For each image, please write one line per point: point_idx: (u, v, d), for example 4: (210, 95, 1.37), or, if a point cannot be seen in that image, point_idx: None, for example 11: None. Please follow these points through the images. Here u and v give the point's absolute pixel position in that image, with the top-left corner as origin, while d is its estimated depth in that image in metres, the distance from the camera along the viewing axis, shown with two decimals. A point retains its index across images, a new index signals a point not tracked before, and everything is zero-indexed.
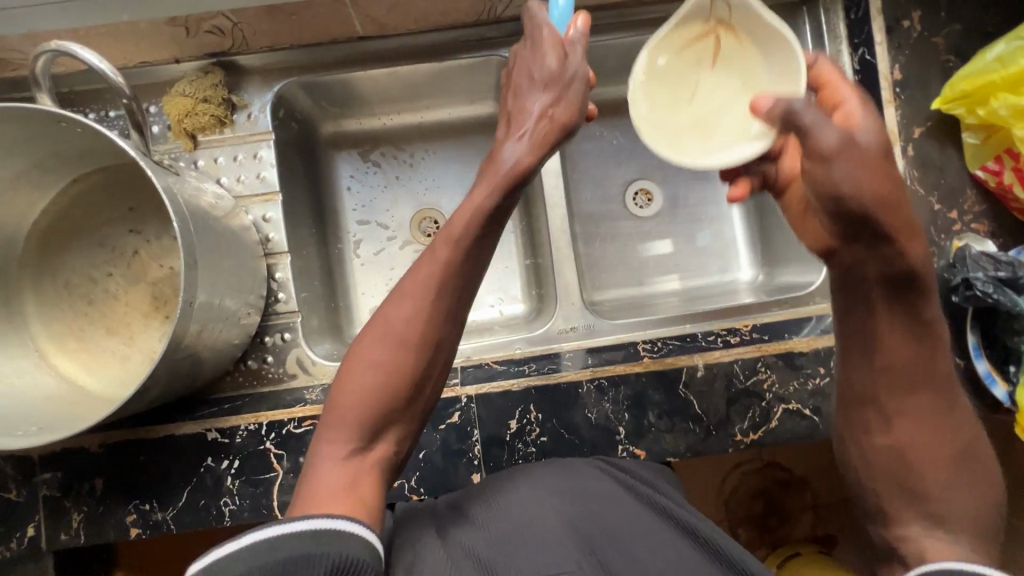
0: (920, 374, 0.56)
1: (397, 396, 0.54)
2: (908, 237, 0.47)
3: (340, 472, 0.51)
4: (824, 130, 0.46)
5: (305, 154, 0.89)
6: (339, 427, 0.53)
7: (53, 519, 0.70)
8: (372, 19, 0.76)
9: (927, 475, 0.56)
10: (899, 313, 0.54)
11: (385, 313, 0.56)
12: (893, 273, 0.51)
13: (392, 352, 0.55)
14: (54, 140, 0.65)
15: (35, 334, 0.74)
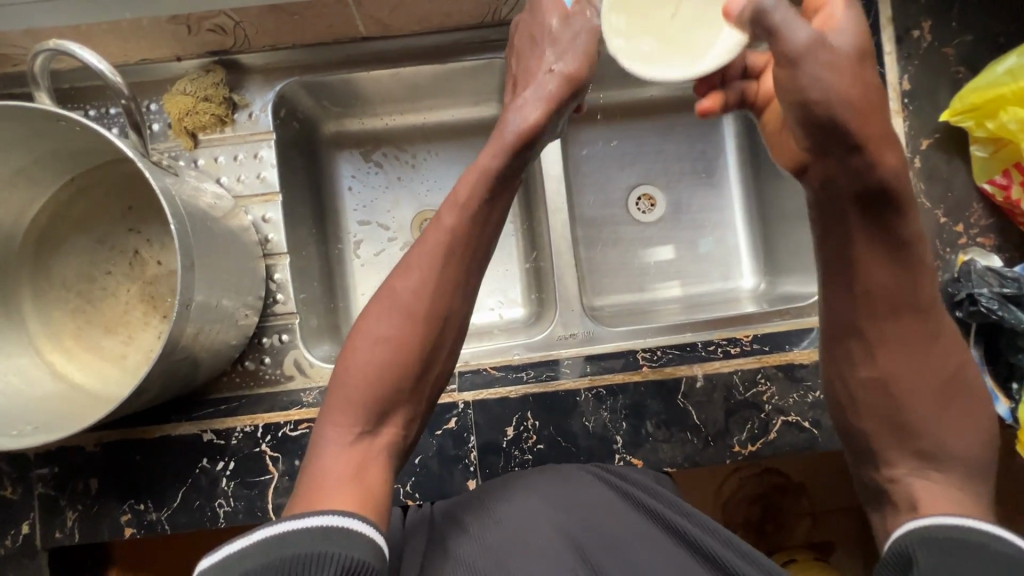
0: (902, 296, 0.57)
1: (404, 373, 0.59)
2: (879, 145, 0.50)
3: (349, 456, 0.55)
4: (798, 28, 0.48)
5: (306, 154, 0.88)
6: (346, 409, 0.57)
7: (48, 517, 0.70)
8: (376, 20, 0.75)
9: (911, 402, 0.59)
10: (877, 240, 0.56)
11: (391, 286, 0.61)
12: (865, 191, 0.53)
13: (394, 324, 0.60)
14: (53, 138, 0.64)
15: (33, 331, 0.74)
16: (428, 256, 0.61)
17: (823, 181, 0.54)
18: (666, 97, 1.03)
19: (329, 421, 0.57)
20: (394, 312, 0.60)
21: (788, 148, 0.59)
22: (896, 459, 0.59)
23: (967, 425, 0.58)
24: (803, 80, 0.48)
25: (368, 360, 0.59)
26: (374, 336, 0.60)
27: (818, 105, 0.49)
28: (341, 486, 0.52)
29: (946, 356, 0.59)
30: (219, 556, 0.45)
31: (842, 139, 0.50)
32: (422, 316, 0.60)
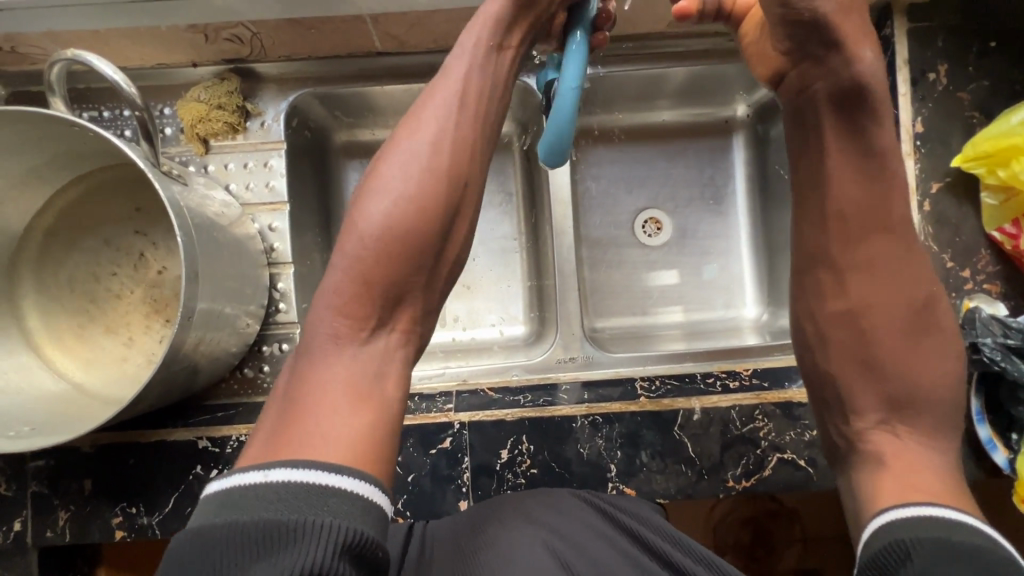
0: (873, 213, 0.63)
1: (420, 243, 0.58)
2: (856, 41, 0.57)
3: (357, 359, 0.55)
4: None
5: (316, 162, 0.89)
6: (355, 301, 0.56)
7: (40, 516, 0.70)
8: (392, 36, 0.76)
9: (875, 332, 0.65)
10: (850, 154, 0.62)
11: (406, 146, 0.60)
12: (839, 94, 0.60)
13: (399, 198, 0.58)
14: (67, 140, 0.65)
15: (36, 330, 0.74)
16: (439, 125, 0.61)
17: (801, 86, 0.62)
18: (677, 123, 1.03)
19: (333, 311, 0.56)
20: (403, 183, 0.59)
21: (765, 59, 0.65)
22: (865, 412, 0.64)
23: (933, 357, 0.64)
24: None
25: (378, 235, 0.57)
26: (381, 213, 0.58)
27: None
28: (353, 402, 0.52)
29: (915, 285, 0.65)
30: (249, 486, 0.44)
31: (821, 37, 0.57)
32: (432, 197, 0.58)
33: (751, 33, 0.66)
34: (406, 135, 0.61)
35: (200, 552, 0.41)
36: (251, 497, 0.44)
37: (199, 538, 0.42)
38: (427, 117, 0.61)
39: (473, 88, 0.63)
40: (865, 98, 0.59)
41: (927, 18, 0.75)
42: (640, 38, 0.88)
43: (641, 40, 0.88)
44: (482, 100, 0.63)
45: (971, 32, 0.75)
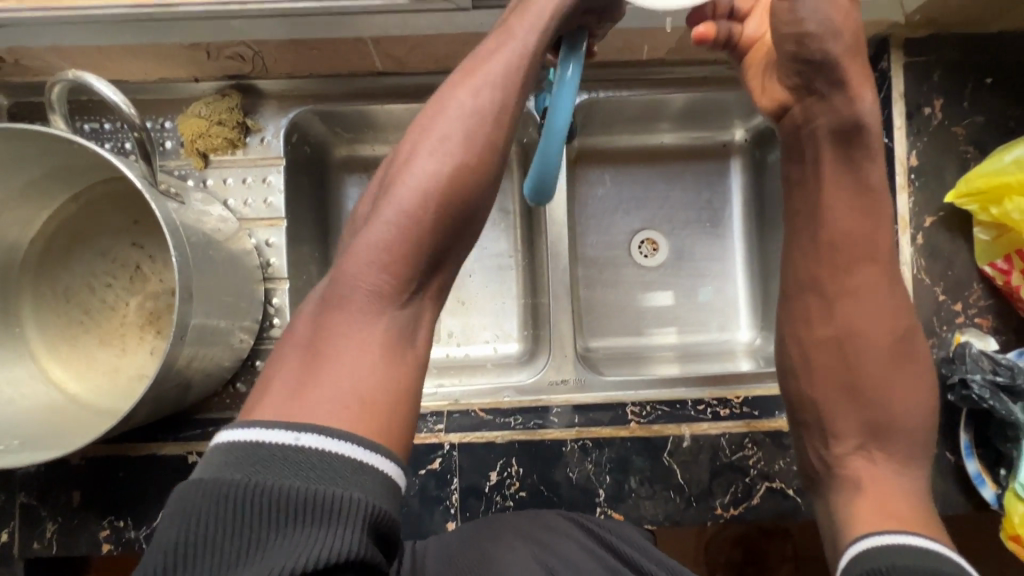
0: (862, 245, 0.63)
1: (467, 209, 0.52)
2: (859, 86, 0.57)
3: (390, 321, 0.50)
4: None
5: (315, 178, 0.89)
6: (399, 258, 0.50)
7: (28, 527, 0.70)
8: (393, 57, 0.76)
9: (860, 357, 0.66)
10: (844, 189, 0.62)
11: (460, 103, 0.54)
12: (840, 129, 0.59)
13: (449, 158, 0.52)
14: (66, 154, 0.65)
15: (31, 340, 0.75)
16: (498, 88, 0.55)
17: (804, 120, 0.60)
18: (676, 145, 1.03)
19: (372, 264, 0.50)
20: (456, 145, 0.53)
21: (770, 90, 0.63)
22: (845, 438, 0.65)
23: (908, 383, 0.65)
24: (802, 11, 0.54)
25: (422, 193, 0.51)
26: (428, 169, 0.52)
27: (813, 38, 0.54)
28: (386, 370, 0.48)
29: (898, 313, 0.65)
30: (274, 448, 0.40)
31: (829, 74, 0.56)
32: (485, 166, 0.53)
33: (755, 67, 0.64)
34: (457, 90, 0.55)
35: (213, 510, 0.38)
36: (274, 461, 0.40)
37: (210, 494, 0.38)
38: (486, 76, 0.55)
39: (535, 61, 0.57)
40: (863, 136, 0.59)
41: (923, 53, 0.76)
42: (639, 64, 0.89)
43: (642, 66, 0.89)
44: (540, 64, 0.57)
45: (967, 68, 0.76)
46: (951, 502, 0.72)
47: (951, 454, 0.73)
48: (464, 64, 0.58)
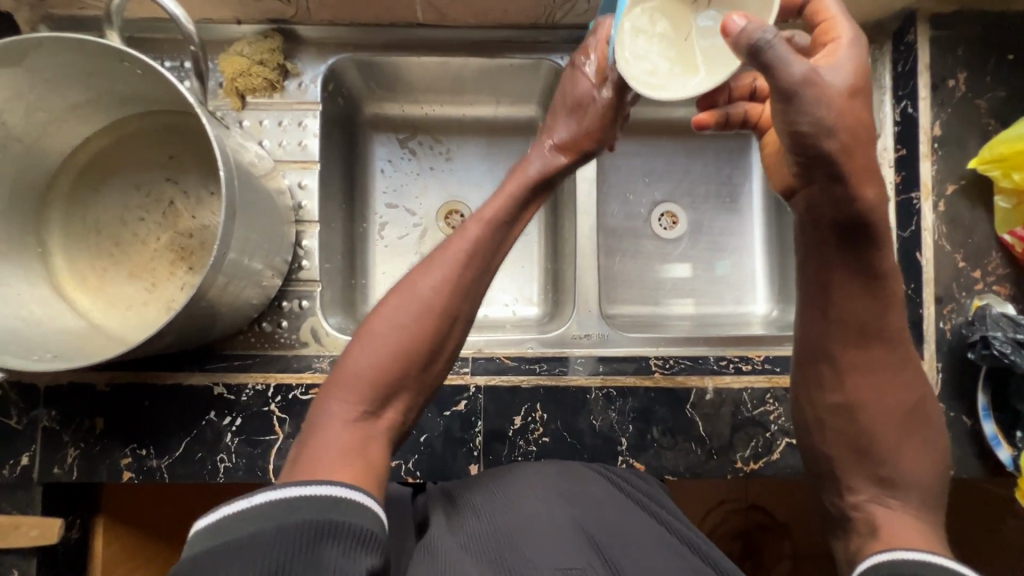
0: (871, 327, 0.61)
1: (417, 361, 0.56)
2: (861, 181, 0.52)
3: (348, 439, 0.51)
4: (791, 66, 0.46)
5: (345, 130, 0.91)
6: (355, 386, 0.53)
7: (49, 451, 0.70)
8: (435, 8, 0.79)
9: (873, 426, 0.63)
10: (852, 274, 0.59)
11: (414, 279, 0.58)
12: (843, 222, 0.56)
13: (402, 327, 0.56)
14: (116, 79, 0.66)
15: (59, 268, 0.74)
16: (452, 260, 0.59)
17: (808, 207, 0.58)
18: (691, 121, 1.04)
19: (331, 402, 0.53)
20: (408, 307, 0.57)
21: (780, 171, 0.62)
22: (858, 486, 0.62)
23: (921, 453, 0.62)
24: (798, 113, 0.47)
25: (378, 350, 0.55)
26: (381, 334, 0.56)
27: (809, 136, 0.49)
28: (339, 467, 0.48)
29: (906, 386, 0.63)
30: (229, 514, 0.41)
31: (828, 170, 0.51)
32: (435, 331, 0.57)
33: (769, 145, 0.66)
34: (416, 273, 0.59)
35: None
36: (238, 525, 0.40)
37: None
38: (445, 251, 0.60)
39: (487, 240, 0.62)
40: (867, 232, 0.56)
41: (950, 27, 0.78)
42: None
43: None
44: (493, 251, 0.62)
45: (992, 43, 0.78)
46: (966, 464, 0.74)
47: (968, 417, 0.75)
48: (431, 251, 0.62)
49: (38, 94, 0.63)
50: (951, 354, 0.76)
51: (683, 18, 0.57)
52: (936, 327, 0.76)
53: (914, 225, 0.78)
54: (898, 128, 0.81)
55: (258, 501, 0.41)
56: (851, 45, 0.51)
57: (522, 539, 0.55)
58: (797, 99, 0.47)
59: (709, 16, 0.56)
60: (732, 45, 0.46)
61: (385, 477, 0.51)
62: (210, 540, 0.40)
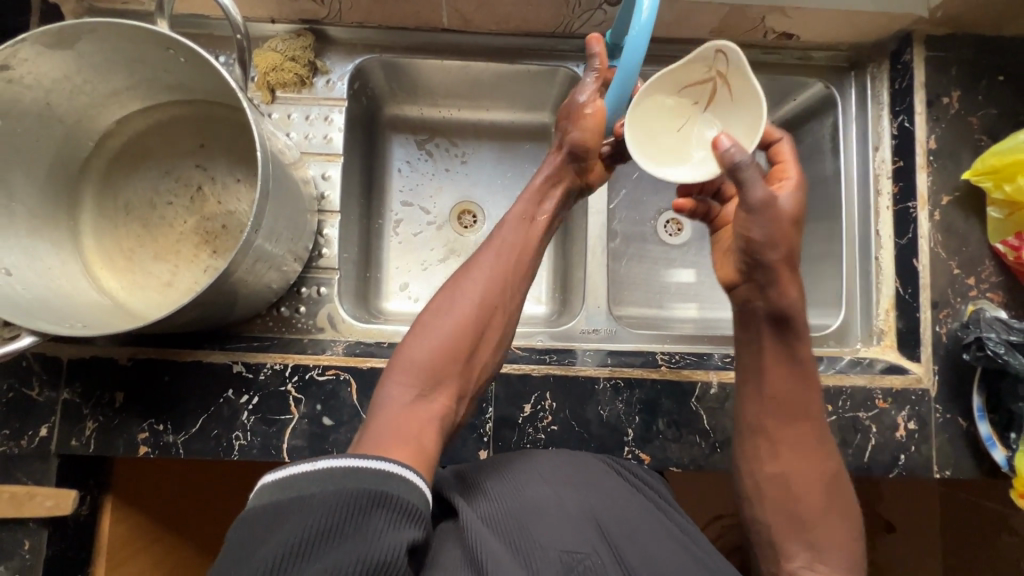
0: (798, 404, 0.65)
1: (463, 349, 0.59)
2: (787, 284, 0.63)
3: (404, 419, 0.52)
4: (755, 187, 0.58)
5: (367, 129, 0.95)
6: (410, 371, 0.56)
7: (68, 423, 0.71)
8: (460, 14, 0.84)
9: (805, 499, 0.63)
10: (783, 354, 0.65)
11: (459, 278, 0.64)
12: (776, 314, 0.64)
13: (451, 317, 0.60)
14: (158, 66, 0.69)
15: (87, 245, 0.77)
16: (491, 260, 0.65)
17: (745, 300, 0.65)
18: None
19: (389, 387, 0.55)
20: (455, 300, 0.61)
21: (725, 265, 0.67)
22: (794, 553, 0.62)
23: (843, 528, 0.62)
24: (752, 225, 0.60)
25: (431, 338, 0.58)
26: (432, 326, 0.60)
27: (758, 245, 0.61)
28: (394, 440, 0.49)
29: (828, 456, 0.65)
30: (295, 474, 0.42)
31: (767, 274, 0.62)
32: (478, 320, 0.61)
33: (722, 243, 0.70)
34: (460, 275, 0.64)
35: (250, 541, 0.39)
36: (304, 484, 0.41)
37: (244, 530, 0.40)
38: (488, 256, 0.65)
39: (518, 241, 0.67)
40: (792, 323, 0.64)
41: (944, 49, 0.83)
42: (678, 41, 0.88)
43: (681, 44, 0.88)
44: (524, 252, 0.67)
45: (983, 64, 0.83)
46: (961, 464, 0.76)
47: (964, 419, 0.77)
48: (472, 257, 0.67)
49: (84, 77, 0.67)
50: (949, 357, 0.79)
51: (685, 114, 0.66)
52: (932, 331, 0.79)
53: (911, 232, 0.82)
54: (896, 141, 0.85)
55: (322, 465, 0.42)
56: (795, 185, 0.63)
57: (532, 519, 0.52)
58: (754, 215, 0.59)
59: (706, 120, 0.66)
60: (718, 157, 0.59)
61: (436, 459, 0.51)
62: (279, 492, 0.41)
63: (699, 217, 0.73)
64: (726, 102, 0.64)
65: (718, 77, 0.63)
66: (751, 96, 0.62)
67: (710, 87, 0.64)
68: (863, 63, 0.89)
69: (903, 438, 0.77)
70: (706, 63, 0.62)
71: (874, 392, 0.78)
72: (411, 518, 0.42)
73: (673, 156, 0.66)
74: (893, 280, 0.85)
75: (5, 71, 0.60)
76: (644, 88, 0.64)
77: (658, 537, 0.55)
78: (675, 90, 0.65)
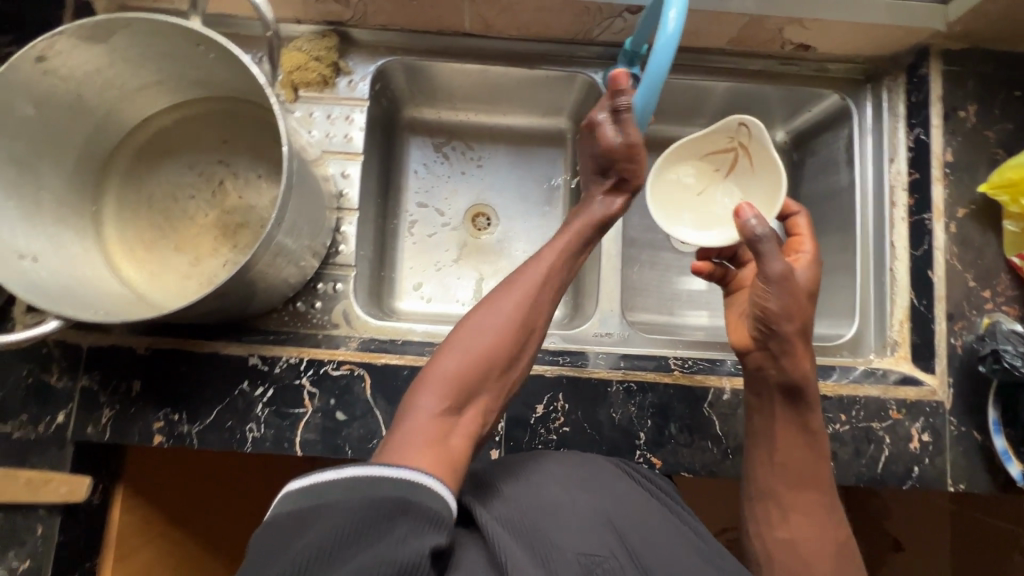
0: (808, 472, 0.66)
1: (496, 366, 0.58)
2: (800, 356, 0.64)
3: (433, 428, 0.51)
4: (774, 260, 0.61)
5: (385, 130, 0.96)
6: (441, 383, 0.54)
7: (85, 410, 0.72)
8: (482, 19, 0.85)
9: (815, 567, 0.62)
10: (794, 421, 0.67)
11: (497, 295, 0.63)
12: (788, 385, 0.65)
13: (487, 333, 0.59)
14: (188, 62, 0.70)
15: (109, 236, 0.78)
16: (529, 279, 0.63)
17: (758, 367, 0.67)
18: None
19: (420, 397, 0.54)
20: (493, 317, 0.60)
21: (738, 328, 0.70)
22: None
23: None
24: (767, 296, 0.62)
25: (466, 352, 0.57)
26: (467, 340, 0.58)
27: (774, 315, 0.63)
28: (423, 451, 0.48)
29: (837, 522, 0.65)
30: (320, 482, 0.42)
31: (782, 344, 0.64)
32: (513, 339, 0.60)
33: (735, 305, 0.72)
34: (499, 292, 0.63)
35: (277, 546, 0.40)
36: (328, 493, 0.42)
37: (273, 532, 0.41)
38: (523, 271, 0.65)
39: (558, 271, 0.65)
40: (804, 394, 0.65)
41: (960, 63, 0.84)
42: (697, 49, 0.89)
43: (697, 52, 0.89)
44: (560, 283, 0.66)
45: (999, 79, 0.84)
46: (975, 477, 0.76)
47: (978, 432, 0.77)
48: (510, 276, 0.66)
49: (116, 71, 0.68)
50: (963, 369, 0.79)
51: (706, 178, 0.74)
52: (947, 343, 0.80)
53: (926, 244, 0.82)
54: (912, 153, 0.85)
55: (347, 474, 0.42)
56: (811, 261, 0.68)
57: (547, 521, 0.51)
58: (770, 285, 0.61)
59: (726, 186, 0.73)
60: (740, 227, 0.62)
61: (465, 465, 0.50)
62: (304, 500, 0.42)
63: (716, 280, 0.74)
64: (746, 170, 0.72)
65: (740, 147, 0.71)
66: (770, 166, 0.69)
67: (731, 156, 0.72)
68: (879, 76, 0.90)
69: (917, 450, 0.76)
70: (728, 134, 0.70)
71: (887, 403, 0.78)
72: (436, 524, 0.41)
73: (693, 216, 0.73)
74: (907, 291, 0.84)
75: (42, 62, 0.62)
76: (669, 151, 0.71)
77: (677, 549, 0.54)
78: (698, 157, 0.73)
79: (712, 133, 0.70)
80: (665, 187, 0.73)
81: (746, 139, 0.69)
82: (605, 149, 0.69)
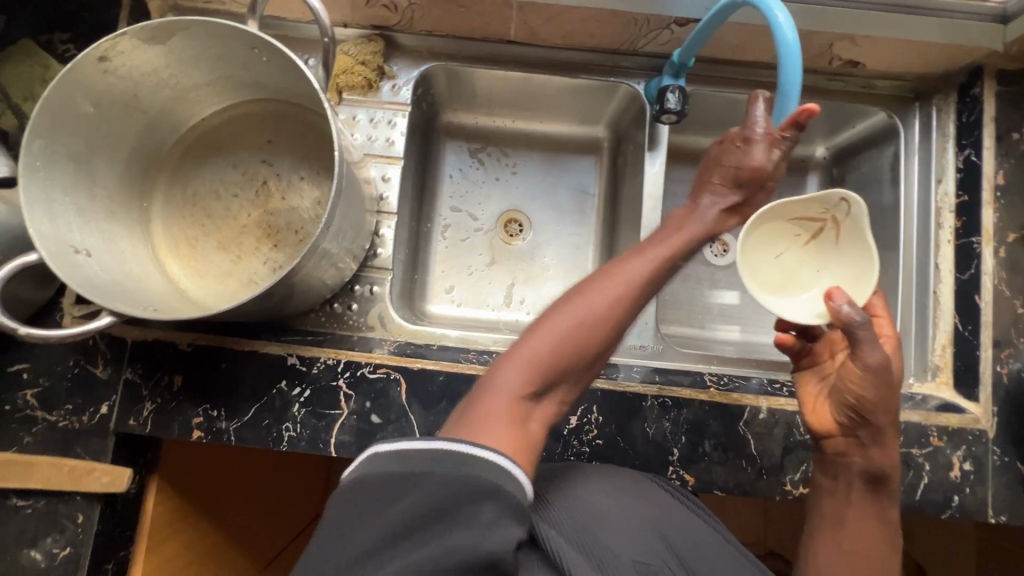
0: (877, 562, 0.60)
1: (584, 357, 0.54)
2: (890, 446, 0.62)
3: (513, 409, 0.50)
4: (871, 349, 0.58)
5: (424, 133, 0.97)
6: (528, 364, 0.52)
7: (128, 402, 0.74)
8: (529, 27, 0.85)
9: None
10: (869, 505, 0.63)
11: (601, 281, 0.57)
12: (874, 473, 0.63)
13: (583, 319, 0.54)
14: (240, 64, 0.72)
15: (155, 232, 0.79)
16: (635, 273, 0.58)
17: (841, 453, 0.64)
18: None
19: (504, 373, 0.51)
20: (591, 303, 0.55)
21: (819, 412, 0.66)
22: None
23: None
24: (863, 386, 0.59)
25: (558, 335, 0.53)
26: (559, 322, 0.54)
27: (868, 404, 0.60)
28: (501, 435, 0.47)
29: None
30: (414, 449, 0.43)
31: (874, 432, 0.61)
32: (608, 333, 0.55)
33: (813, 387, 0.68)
34: (603, 277, 0.58)
35: (366, 506, 0.41)
36: (422, 463, 0.43)
37: (362, 490, 0.42)
38: (633, 259, 0.60)
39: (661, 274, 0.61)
40: (888, 484, 0.63)
41: (1015, 84, 0.83)
42: (743, 62, 0.88)
43: (740, 65, 0.89)
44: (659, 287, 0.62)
45: None
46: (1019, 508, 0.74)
47: None
48: (616, 260, 0.61)
49: (170, 70, 0.70)
50: (1009, 396, 0.77)
51: (785, 243, 0.67)
52: (992, 370, 0.78)
53: (974, 267, 0.80)
54: (961, 174, 0.83)
55: (441, 446, 0.43)
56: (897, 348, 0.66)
57: (595, 524, 0.51)
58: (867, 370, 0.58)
59: (806, 257, 0.67)
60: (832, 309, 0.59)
61: (538, 452, 0.50)
62: (395, 465, 0.43)
63: (791, 354, 0.70)
64: (829, 245, 0.66)
65: (831, 220, 0.64)
66: (861, 248, 0.63)
67: (818, 226, 0.65)
68: (928, 94, 0.88)
69: (958, 479, 0.75)
70: (825, 205, 0.63)
71: (929, 429, 0.76)
72: (519, 516, 0.42)
73: (773, 286, 0.66)
74: (952, 315, 0.82)
75: (103, 62, 0.63)
76: (763, 210, 0.63)
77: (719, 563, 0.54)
78: (784, 219, 0.66)
79: (810, 199, 0.63)
80: (748, 256, 0.66)
81: (842, 215, 0.63)
82: (752, 165, 0.66)
